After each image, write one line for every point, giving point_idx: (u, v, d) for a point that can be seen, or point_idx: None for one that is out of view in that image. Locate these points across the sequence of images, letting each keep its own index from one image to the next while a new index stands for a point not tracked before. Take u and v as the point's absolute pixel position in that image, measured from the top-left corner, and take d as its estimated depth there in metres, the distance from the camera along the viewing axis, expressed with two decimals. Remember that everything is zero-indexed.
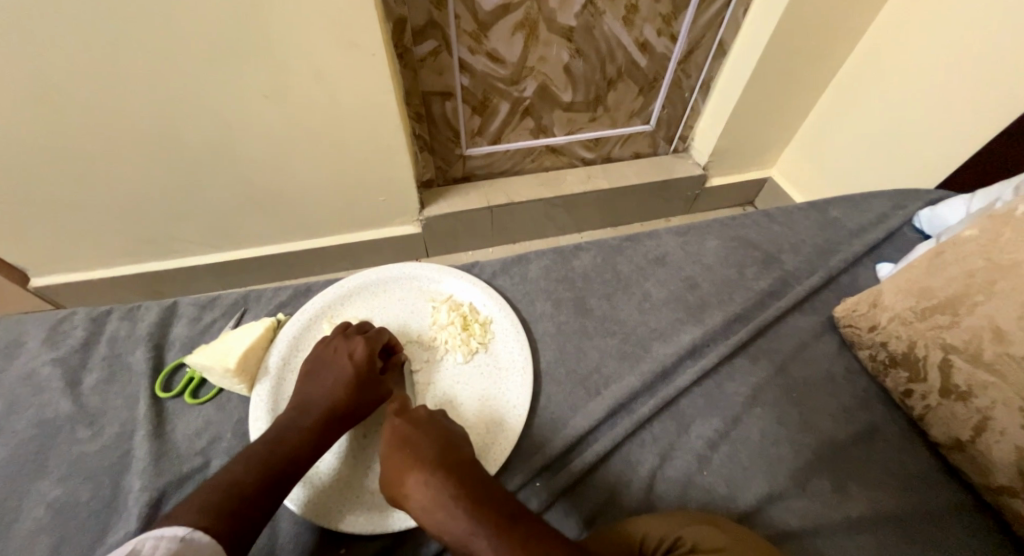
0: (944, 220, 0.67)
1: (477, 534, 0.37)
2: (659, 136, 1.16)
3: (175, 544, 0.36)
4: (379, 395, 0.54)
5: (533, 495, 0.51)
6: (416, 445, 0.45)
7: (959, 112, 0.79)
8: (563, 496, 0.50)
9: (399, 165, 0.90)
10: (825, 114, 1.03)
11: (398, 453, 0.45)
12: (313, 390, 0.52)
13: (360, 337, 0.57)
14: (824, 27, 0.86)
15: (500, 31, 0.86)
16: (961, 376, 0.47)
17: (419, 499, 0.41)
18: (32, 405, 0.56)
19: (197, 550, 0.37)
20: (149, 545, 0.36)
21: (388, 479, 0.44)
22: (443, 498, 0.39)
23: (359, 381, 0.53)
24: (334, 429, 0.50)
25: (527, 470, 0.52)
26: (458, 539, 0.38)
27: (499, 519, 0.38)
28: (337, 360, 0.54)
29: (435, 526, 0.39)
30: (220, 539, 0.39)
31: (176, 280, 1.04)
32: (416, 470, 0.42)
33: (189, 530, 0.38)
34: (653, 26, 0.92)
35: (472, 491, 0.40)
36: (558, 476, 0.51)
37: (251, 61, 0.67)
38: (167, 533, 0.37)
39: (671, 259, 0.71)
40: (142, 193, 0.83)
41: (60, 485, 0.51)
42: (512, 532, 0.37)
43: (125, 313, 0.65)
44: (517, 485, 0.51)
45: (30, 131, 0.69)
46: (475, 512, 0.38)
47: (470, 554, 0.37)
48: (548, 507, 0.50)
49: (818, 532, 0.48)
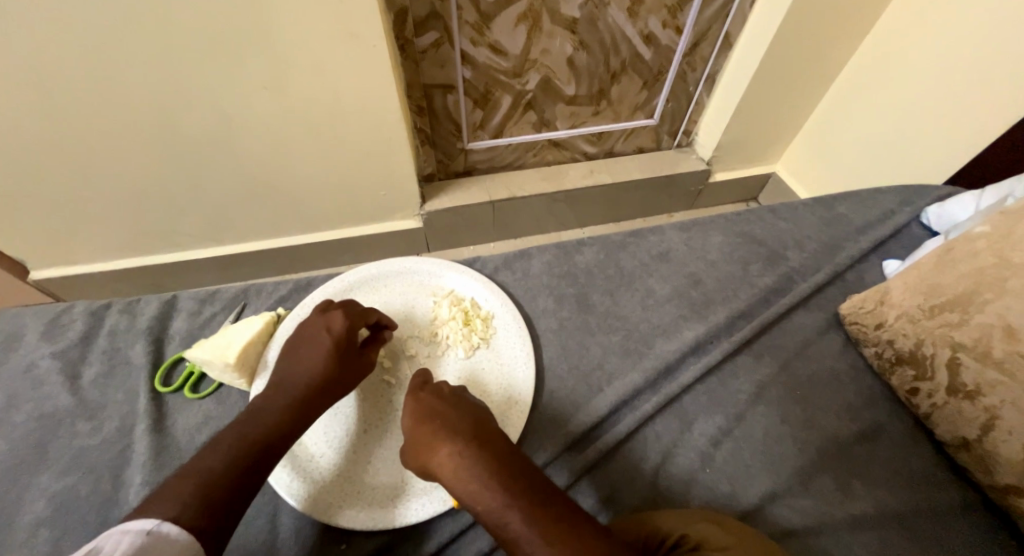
0: (953, 217, 0.66)
1: (511, 508, 0.37)
2: (663, 131, 1.14)
3: (141, 538, 0.34)
4: (359, 368, 0.54)
5: (558, 472, 0.51)
6: (448, 419, 0.45)
7: (967, 107, 0.78)
8: (587, 473, 0.51)
9: (401, 159, 0.89)
10: (832, 109, 1.02)
11: (430, 424, 0.45)
12: (293, 366, 0.52)
13: (337, 310, 0.56)
14: (833, 19, 0.85)
15: (502, 23, 0.84)
16: (969, 375, 0.47)
17: (451, 470, 0.41)
18: (31, 399, 0.56)
19: (168, 544, 0.35)
20: (112, 542, 0.33)
21: (418, 450, 0.44)
22: (477, 472, 0.40)
23: (337, 354, 0.52)
24: (315, 405, 0.50)
25: (555, 445, 0.53)
26: (489, 513, 0.37)
27: (532, 496, 0.38)
28: (315, 334, 0.54)
29: (467, 498, 0.39)
30: (196, 531, 0.37)
31: (176, 274, 1.03)
32: (450, 442, 0.42)
33: (156, 523, 0.36)
34: (658, 18, 0.91)
35: (506, 467, 0.40)
36: (580, 456, 0.52)
37: (250, 52, 0.66)
38: (133, 528, 0.35)
39: (674, 255, 0.71)
40: (141, 186, 0.82)
41: (60, 479, 0.51)
42: (545, 509, 0.37)
43: (124, 307, 0.64)
44: (547, 458, 0.52)
45: (27, 123, 0.68)
46: (510, 487, 0.38)
47: (501, 527, 0.37)
48: (574, 484, 0.50)
49: (822, 531, 0.48)
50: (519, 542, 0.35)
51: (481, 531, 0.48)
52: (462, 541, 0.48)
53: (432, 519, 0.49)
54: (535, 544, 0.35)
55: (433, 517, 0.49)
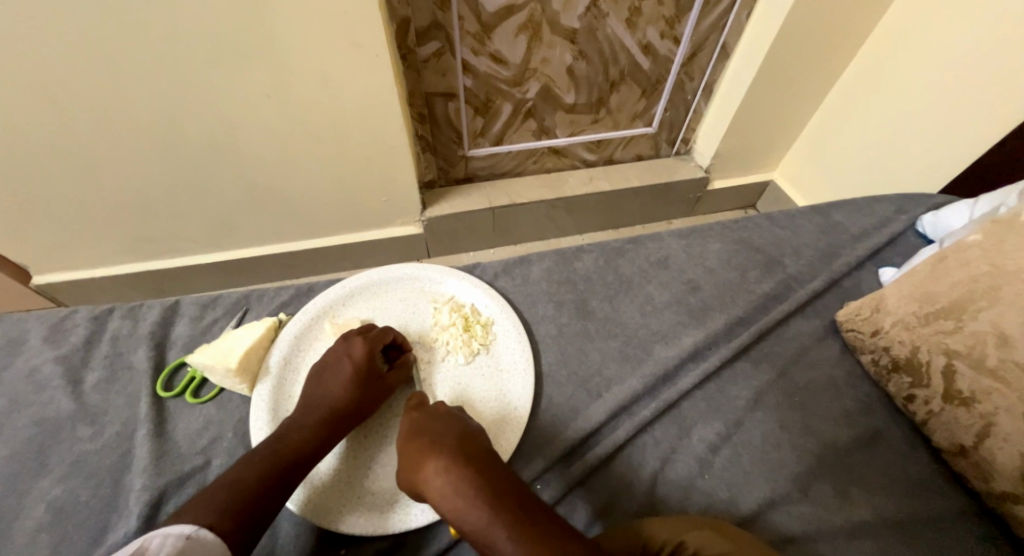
0: (948, 225, 0.67)
1: (497, 526, 0.37)
2: (661, 138, 1.15)
3: (181, 541, 0.37)
4: (381, 391, 0.54)
5: (547, 486, 0.51)
6: (434, 434, 0.45)
7: (959, 117, 0.79)
8: (579, 483, 0.51)
9: (402, 165, 0.89)
10: (829, 118, 1.03)
11: (417, 439, 0.45)
12: (316, 391, 0.53)
13: (358, 336, 0.56)
14: (829, 31, 0.86)
15: (502, 33, 0.86)
16: (964, 382, 0.47)
17: (436, 485, 0.41)
18: (33, 403, 0.56)
19: (202, 547, 0.38)
20: (155, 543, 0.37)
21: (405, 465, 0.44)
22: (462, 487, 0.40)
23: (360, 379, 0.53)
24: (338, 427, 0.50)
25: (544, 458, 0.53)
26: (475, 529, 0.38)
27: (518, 515, 0.38)
28: (337, 361, 0.55)
29: (453, 515, 0.39)
30: (225, 537, 0.39)
31: (178, 278, 1.04)
32: (434, 457, 0.42)
33: (194, 528, 0.39)
34: (657, 29, 0.92)
35: (493, 482, 0.40)
36: (572, 467, 0.52)
37: (254, 61, 0.67)
38: (173, 531, 0.38)
39: (674, 262, 0.71)
40: (144, 191, 0.83)
41: (60, 484, 0.51)
42: (531, 527, 0.37)
43: (127, 312, 0.65)
44: (535, 472, 0.52)
45: (36, 129, 0.69)
46: (496, 504, 0.38)
47: (487, 545, 0.37)
48: (561, 499, 0.50)
49: (820, 537, 0.48)
50: None
51: None
52: (461, 546, 0.48)
53: (432, 524, 0.49)
54: None
55: (433, 523, 0.49)
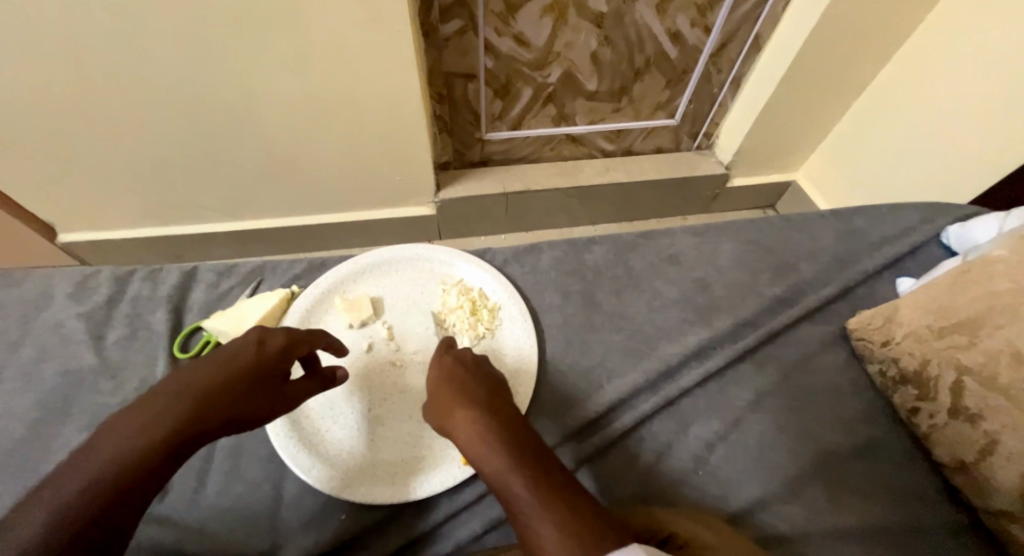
0: (974, 238, 0.64)
1: (515, 471, 0.35)
2: (682, 131, 1.13)
3: None
4: (281, 403, 0.46)
5: (565, 454, 0.53)
6: (468, 384, 0.45)
7: (996, 125, 0.76)
8: (592, 457, 0.53)
9: (418, 144, 0.89)
10: (859, 119, 0.99)
11: (450, 389, 0.45)
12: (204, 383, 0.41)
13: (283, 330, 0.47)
14: (869, 29, 0.82)
15: (528, 13, 0.83)
16: (971, 399, 0.46)
17: (465, 431, 0.40)
18: (58, 356, 0.59)
19: None
20: None
21: (436, 410, 0.44)
22: (488, 435, 0.39)
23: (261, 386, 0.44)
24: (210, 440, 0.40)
25: (561, 430, 0.55)
26: (495, 474, 0.36)
27: (539, 466, 0.36)
28: (244, 353, 0.44)
29: (476, 460, 0.38)
30: None
31: (195, 245, 1.06)
32: (467, 406, 0.42)
33: None
34: (687, 17, 0.89)
35: (518, 437, 0.39)
36: (588, 441, 0.54)
37: (273, 32, 0.67)
38: None
39: (685, 258, 0.70)
40: (165, 156, 0.84)
41: (83, 433, 0.54)
42: (549, 479, 0.35)
43: (146, 274, 0.66)
44: (554, 441, 0.54)
45: (62, 91, 0.70)
46: (516, 454, 0.37)
47: (503, 490, 0.35)
48: (578, 468, 0.52)
49: (808, 539, 0.49)
50: (519, 506, 0.34)
51: (474, 514, 0.50)
52: (456, 520, 0.50)
53: (430, 498, 0.51)
54: (532, 509, 0.33)
55: (430, 497, 0.51)
